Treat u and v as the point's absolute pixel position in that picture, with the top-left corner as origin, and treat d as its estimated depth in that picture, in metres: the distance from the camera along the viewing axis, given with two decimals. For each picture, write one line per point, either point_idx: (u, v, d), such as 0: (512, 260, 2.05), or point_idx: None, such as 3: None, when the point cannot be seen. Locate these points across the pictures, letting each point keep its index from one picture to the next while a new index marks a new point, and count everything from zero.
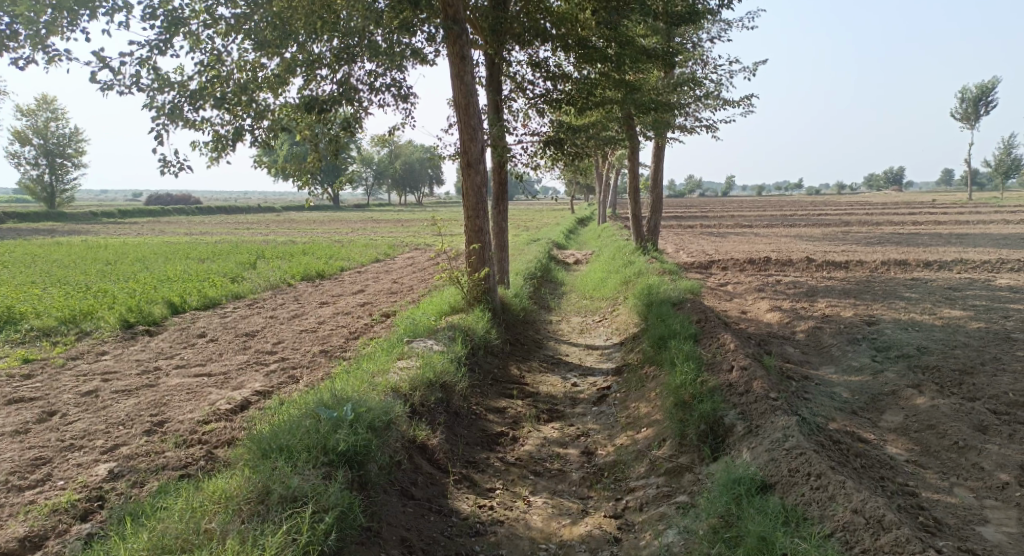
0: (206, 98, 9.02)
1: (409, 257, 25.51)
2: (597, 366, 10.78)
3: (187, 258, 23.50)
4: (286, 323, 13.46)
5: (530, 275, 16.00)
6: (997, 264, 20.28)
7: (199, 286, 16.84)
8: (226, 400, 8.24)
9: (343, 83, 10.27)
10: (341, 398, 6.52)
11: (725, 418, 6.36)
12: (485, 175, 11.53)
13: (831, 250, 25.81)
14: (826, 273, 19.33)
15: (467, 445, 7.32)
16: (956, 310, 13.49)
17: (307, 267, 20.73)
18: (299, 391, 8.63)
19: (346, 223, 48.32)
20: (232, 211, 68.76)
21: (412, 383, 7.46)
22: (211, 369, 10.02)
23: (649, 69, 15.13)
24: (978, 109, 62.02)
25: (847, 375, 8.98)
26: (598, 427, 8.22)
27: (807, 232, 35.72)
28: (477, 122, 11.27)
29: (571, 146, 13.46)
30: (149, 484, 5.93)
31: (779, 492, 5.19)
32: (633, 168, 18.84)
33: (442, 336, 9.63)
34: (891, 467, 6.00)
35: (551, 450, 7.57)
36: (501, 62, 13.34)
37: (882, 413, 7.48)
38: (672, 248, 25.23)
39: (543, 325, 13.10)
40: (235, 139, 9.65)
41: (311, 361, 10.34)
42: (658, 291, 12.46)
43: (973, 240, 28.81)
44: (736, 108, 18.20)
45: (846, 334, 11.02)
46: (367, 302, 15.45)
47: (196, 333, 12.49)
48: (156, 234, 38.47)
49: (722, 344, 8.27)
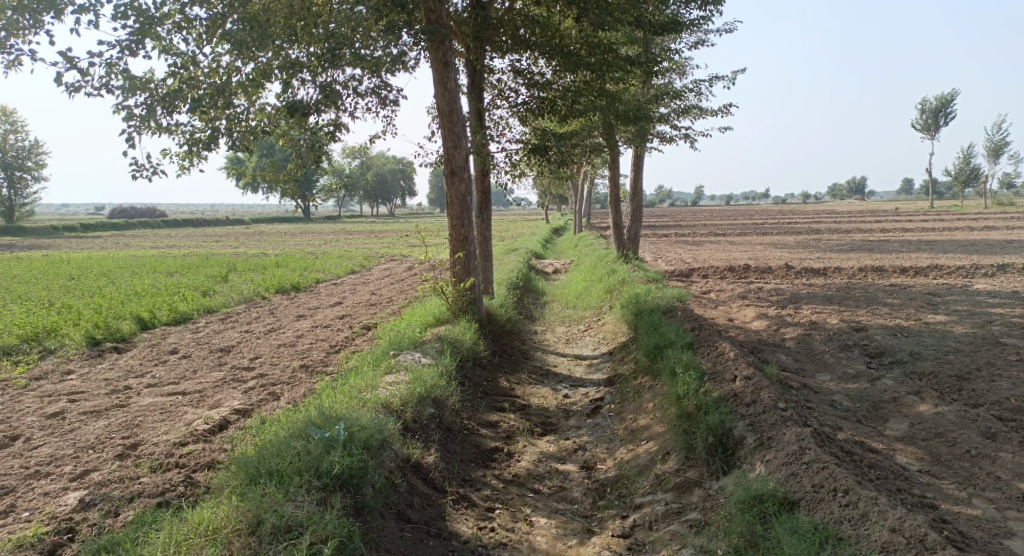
0: (179, 103, 8.61)
1: (385, 268, 25.09)
2: (587, 377, 10.52)
3: (155, 272, 22.84)
4: (263, 337, 13.01)
5: (513, 285, 15.74)
6: (970, 269, 20.48)
7: (169, 300, 16.27)
8: (203, 419, 7.81)
9: (325, 86, 9.90)
10: (331, 416, 6.16)
11: (734, 430, 6.12)
12: (469, 183, 11.24)
13: (806, 257, 25.96)
14: (805, 280, 19.35)
15: (462, 462, 7.00)
16: (940, 315, 13.49)
17: (281, 280, 20.23)
18: (281, 409, 8.23)
19: (316, 235, 47.60)
20: (199, 224, 67.43)
21: (403, 400, 7.12)
22: (186, 387, 9.56)
23: (631, 78, 15.00)
24: (939, 120, 63.40)
25: (844, 382, 8.83)
26: (595, 441, 7.94)
27: (780, 240, 36.02)
28: (461, 129, 10.99)
29: (555, 154, 13.24)
30: (124, 513, 5.50)
31: (804, 510, 4.95)
32: (614, 178, 18.71)
33: (430, 349, 9.30)
34: (906, 477, 5.80)
35: (548, 467, 7.28)
36: (482, 69, 13.08)
37: (886, 421, 7.31)
38: (650, 257, 25.17)
39: (529, 336, 12.83)
40: (209, 145, 9.23)
41: (291, 377, 9.94)
42: (645, 300, 12.26)
43: (942, 247, 29.20)
44: (716, 116, 18.17)
45: (837, 341, 10.91)
46: (346, 315, 15.05)
47: (168, 349, 11.99)
48: (122, 248, 37.52)
49: (720, 353, 8.07)
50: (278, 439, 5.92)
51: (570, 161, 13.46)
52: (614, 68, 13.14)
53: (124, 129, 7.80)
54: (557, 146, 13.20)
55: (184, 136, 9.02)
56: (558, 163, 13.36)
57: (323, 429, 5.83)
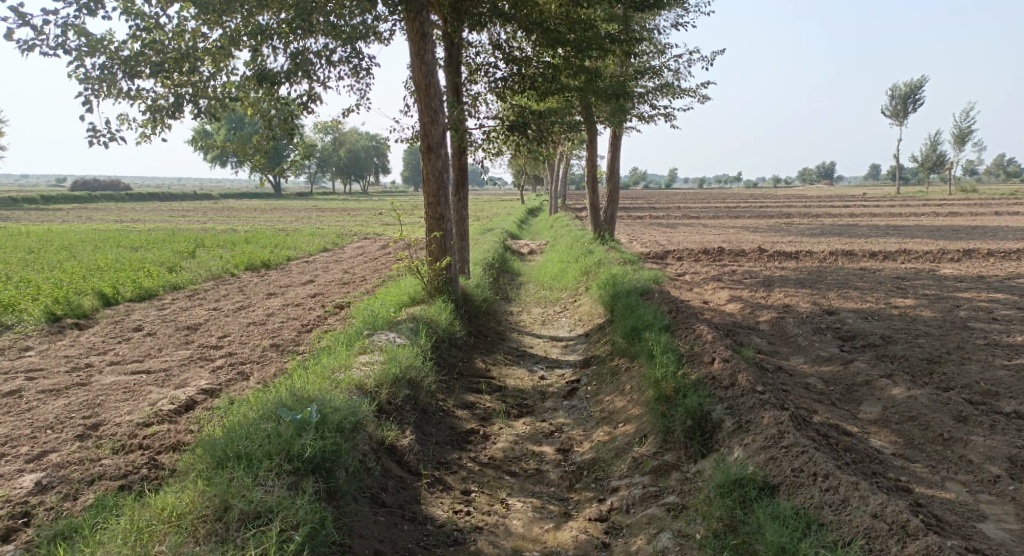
0: (141, 67, 8.27)
1: (358, 246, 24.78)
2: (563, 359, 10.45)
3: (119, 246, 22.24)
4: (232, 315, 12.73)
5: (488, 265, 15.61)
6: (938, 254, 20.77)
7: (134, 276, 15.85)
8: (169, 400, 7.59)
9: (296, 54, 9.56)
10: (303, 398, 5.99)
11: (712, 413, 6.08)
12: (446, 160, 11.04)
13: (778, 241, 26.18)
14: (778, 263, 19.49)
15: (437, 445, 6.89)
16: (910, 299, 13.64)
17: (251, 257, 19.85)
18: (250, 389, 8.03)
19: (287, 211, 46.90)
20: (165, 199, 65.97)
21: (377, 381, 6.98)
22: (150, 365, 9.29)
23: (610, 56, 14.83)
24: (908, 107, 64.22)
25: (818, 365, 8.87)
26: (571, 424, 7.89)
27: (752, 223, 36.26)
28: (438, 104, 10.76)
29: (532, 133, 13.06)
30: (84, 497, 5.29)
31: (784, 494, 4.93)
32: (591, 158, 18.60)
33: (404, 329, 9.16)
34: (881, 460, 5.81)
35: (524, 449, 7.21)
36: (460, 43, 12.79)
37: (860, 404, 7.34)
38: (625, 238, 25.17)
39: (504, 316, 12.73)
40: (174, 113, 8.90)
41: (261, 356, 9.73)
42: (622, 281, 12.21)
43: (909, 232, 29.61)
44: (694, 97, 18.09)
45: (810, 324, 10.95)
46: (317, 293, 14.79)
47: (132, 326, 11.67)
48: (85, 221, 36.55)
49: (698, 335, 8.03)
50: (248, 421, 5.74)
51: (548, 139, 13.29)
52: (594, 45, 12.94)
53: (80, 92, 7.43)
54: (535, 124, 13.00)
55: (147, 102, 8.67)
56: (535, 141, 13.18)
57: (295, 410, 5.66)
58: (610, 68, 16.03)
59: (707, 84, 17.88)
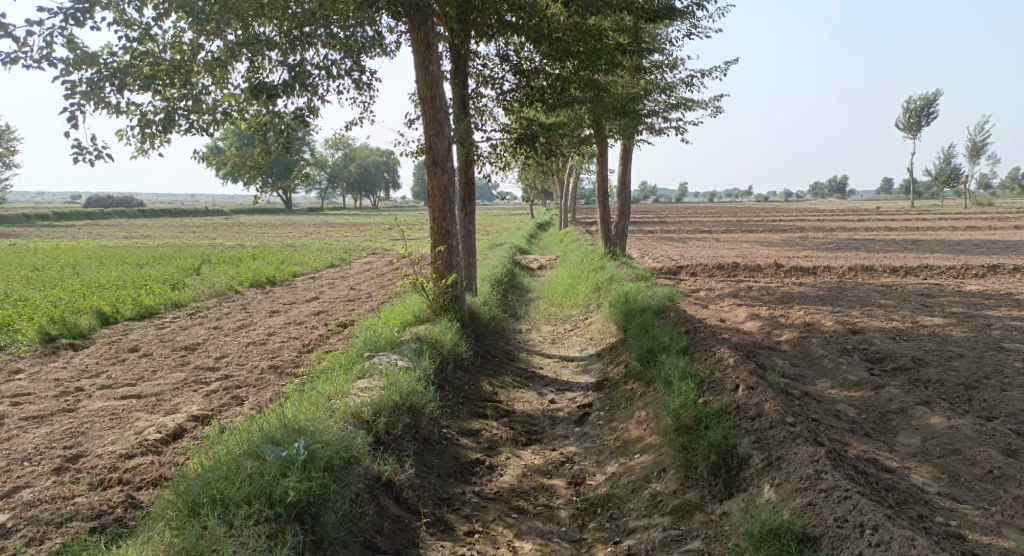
0: (131, 80, 7.91)
1: (365, 261, 24.40)
2: (574, 381, 9.94)
3: (124, 263, 21.93)
4: (232, 334, 12.32)
5: (497, 282, 15.16)
6: (961, 270, 20.12)
7: (135, 293, 15.48)
8: (156, 428, 7.14)
9: (294, 65, 9.19)
10: (293, 430, 5.54)
11: (738, 447, 5.57)
12: (452, 174, 10.62)
13: (794, 255, 25.58)
14: (796, 279, 18.91)
15: (440, 478, 6.40)
16: (937, 317, 13.04)
17: (256, 273, 19.48)
18: (243, 416, 7.57)
19: (296, 227, 46.69)
20: (175, 215, 65.90)
21: (375, 409, 6.51)
22: (142, 389, 8.86)
23: (621, 69, 14.43)
24: (922, 121, 63.53)
25: (846, 390, 8.32)
26: (583, 453, 7.40)
27: (767, 237, 35.62)
28: (444, 116, 10.36)
29: (541, 146, 12.61)
30: (51, 542, 4.85)
31: (825, 547, 4.41)
32: (602, 171, 18.14)
33: (407, 350, 8.70)
34: (926, 501, 5.28)
35: (534, 482, 6.72)
36: (467, 54, 12.39)
37: (896, 435, 6.80)
38: (637, 253, 24.65)
39: (513, 335, 12.26)
40: (167, 127, 8.54)
41: (258, 379, 9.30)
42: (635, 299, 11.71)
43: (928, 246, 28.91)
44: (706, 110, 17.66)
45: (834, 344, 10.40)
46: (321, 311, 14.38)
47: (129, 346, 11.28)
48: (94, 237, 36.33)
49: (718, 359, 7.52)
50: (233, 457, 5.30)
51: (558, 153, 12.86)
52: (605, 56, 12.52)
53: (65, 105, 7.05)
54: (544, 137, 12.57)
55: (138, 116, 8.34)
56: (545, 155, 12.75)
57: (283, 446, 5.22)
58: (621, 80, 15.61)
59: (719, 96, 17.42)
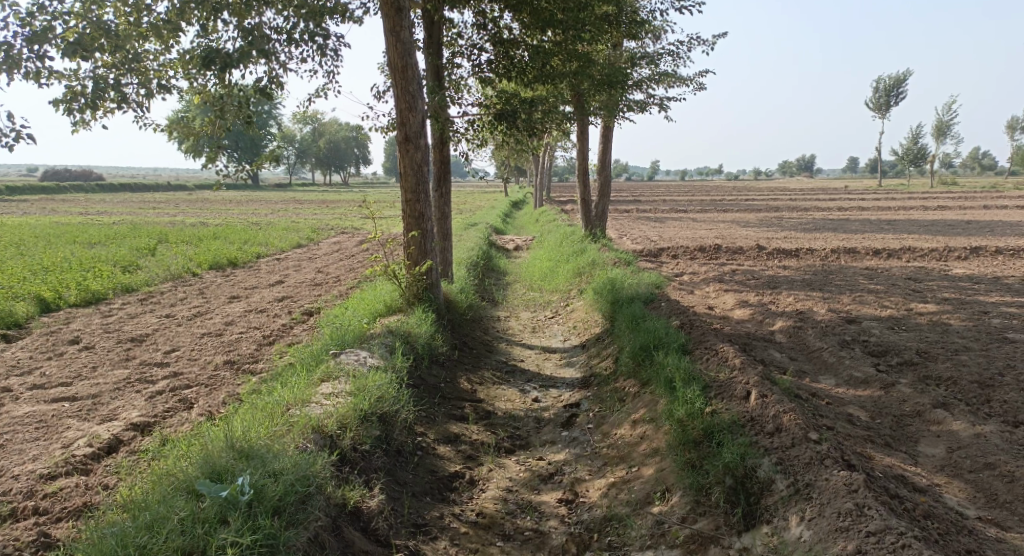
0: (52, 43, 6.96)
1: (334, 241, 23.37)
2: (558, 376, 9.22)
3: (74, 242, 20.66)
4: (186, 323, 11.37)
5: (472, 265, 14.34)
6: (943, 252, 19.69)
7: (81, 277, 14.41)
8: (88, 440, 6.27)
9: (251, 31, 8.36)
10: (246, 458, 4.77)
11: (758, 470, 5.09)
12: (426, 151, 9.73)
13: (773, 236, 25.05)
14: (778, 262, 18.32)
15: (414, 498, 5.66)
16: (931, 304, 12.47)
17: (216, 254, 18.38)
18: (190, 423, 6.73)
19: (262, 204, 45.18)
20: (136, 190, 63.61)
21: (340, 421, 5.71)
22: (78, 390, 7.94)
23: (605, 40, 13.60)
24: (890, 100, 63.63)
25: (853, 389, 7.68)
26: (573, 461, 6.70)
27: (742, 217, 35.12)
28: (418, 88, 9.43)
29: (522, 122, 11.71)
30: None
31: None
32: (581, 149, 17.30)
33: (378, 347, 7.89)
34: (970, 531, 4.65)
35: (520, 500, 6.02)
36: (441, 21, 11.35)
37: (918, 443, 6.15)
38: (615, 234, 23.91)
39: (491, 323, 11.50)
40: (97, 95, 7.65)
41: (211, 376, 8.44)
42: (621, 287, 10.97)
43: (903, 227, 28.68)
44: (691, 86, 16.87)
45: (833, 336, 9.76)
46: (285, 296, 13.45)
47: (69, 338, 10.30)
48: (46, 214, 34.60)
49: (723, 360, 6.83)
50: (176, 491, 4.54)
51: (538, 129, 12.01)
52: (589, 26, 11.66)
53: None
54: (525, 112, 11.69)
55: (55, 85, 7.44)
56: (525, 132, 11.89)
57: (230, 484, 4.46)
58: (604, 52, 14.77)
59: (704, 71, 16.61)
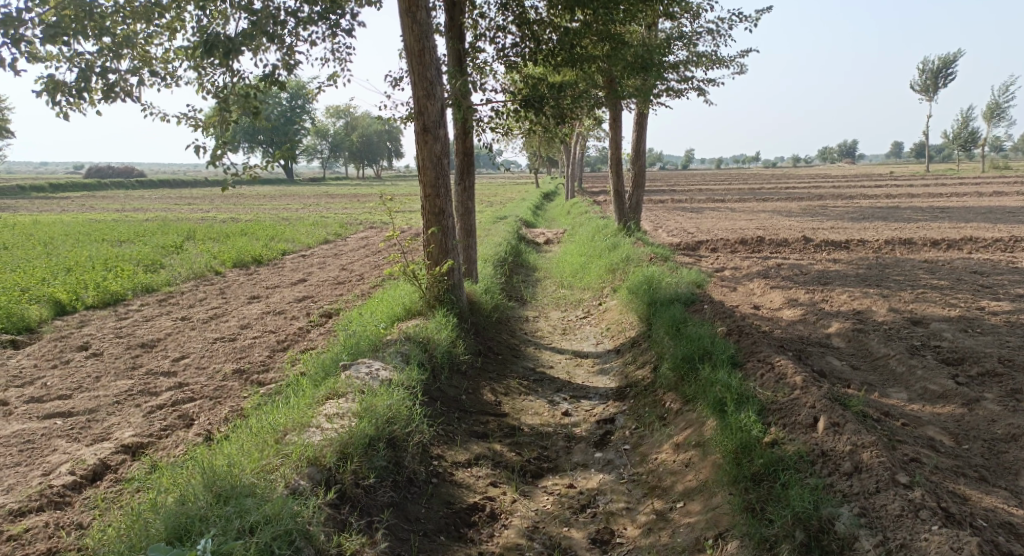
0: (27, 29, 6.31)
1: (363, 236, 22.80)
2: (592, 384, 8.44)
3: (101, 240, 20.40)
4: (200, 326, 10.82)
5: (500, 262, 13.57)
6: (1008, 243, 18.26)
7: (101, 277, 13.99)
8: (71, 467, 5.68)
9: (255, 10, 7.60)
10: (228, 512, 4.20)
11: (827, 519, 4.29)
12: (446, 142, 8.98)
13: (819, 227, 23.76)
14: (827, 255, 17.16)
15: (426, 539, 4.97)
16: (1003, 302, 11.30)
17: (241, 251, 17.87)
18: (185, 446, 6.12)
19: (293, 199, 44.95)
20: (172, 186, 64.26)
21: (341, 451, 5.05)
22: (75, 403, 7.39)
23: (639, 19, 12.68)
24: (938, 82, 61.08)
25: (930, 406, 6.73)
26: (609, 487, 5.92)
27: (784, 206, 33.69)
28: (435, 74, 8.65)
29: (551, 109, 10.85)
30: None
31: None
32: (616, 136, 16.37)
33: (392, 357, 7.18)
34: None
35: (547, 541, 5.28)
36: (463, 3, 10.49)
37: (1018, 475, 5.23)
38: (651, 226, 22.91)
39: (520, 325, 10.73)
40: (79, 84, 7.00)
41: (217, 387, 7.83)
42: (659, 286, 10.10)
43: (959, 215, 27.08)
44: (731, 68, 15.80)
45: (899, 340, 8.75)
46: (306, 296, 12.85)
47: (78, 344, 9.79)
48: (83, 210, 34.81)
49: (781, 377, 5.97)
50: (147, 552, 3.98)
51: (569, 116, 11.13)
52: (621, 5, 10.74)
53: None
54: (554, 98, 10.83)
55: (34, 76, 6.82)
56: (554, 119, 11.04)
57: (189, 549, 3.78)
58: (638, 34, 13.83)
59: (746, 52, 15.58)
